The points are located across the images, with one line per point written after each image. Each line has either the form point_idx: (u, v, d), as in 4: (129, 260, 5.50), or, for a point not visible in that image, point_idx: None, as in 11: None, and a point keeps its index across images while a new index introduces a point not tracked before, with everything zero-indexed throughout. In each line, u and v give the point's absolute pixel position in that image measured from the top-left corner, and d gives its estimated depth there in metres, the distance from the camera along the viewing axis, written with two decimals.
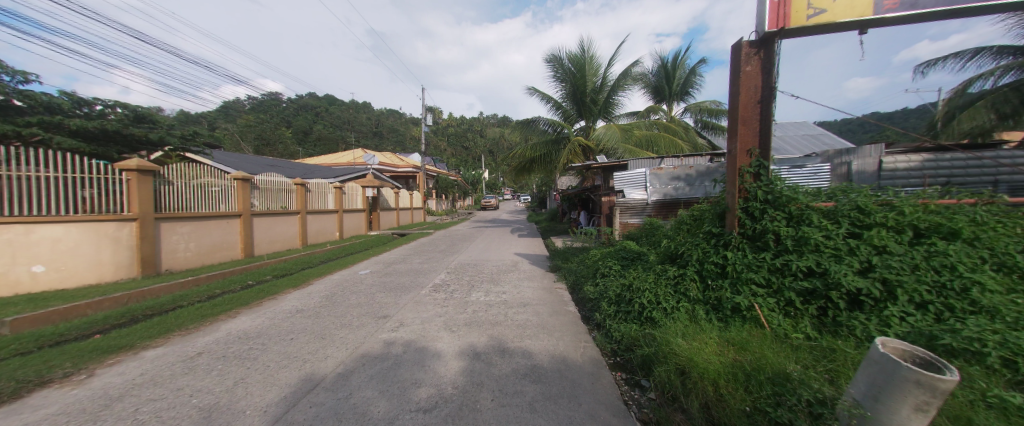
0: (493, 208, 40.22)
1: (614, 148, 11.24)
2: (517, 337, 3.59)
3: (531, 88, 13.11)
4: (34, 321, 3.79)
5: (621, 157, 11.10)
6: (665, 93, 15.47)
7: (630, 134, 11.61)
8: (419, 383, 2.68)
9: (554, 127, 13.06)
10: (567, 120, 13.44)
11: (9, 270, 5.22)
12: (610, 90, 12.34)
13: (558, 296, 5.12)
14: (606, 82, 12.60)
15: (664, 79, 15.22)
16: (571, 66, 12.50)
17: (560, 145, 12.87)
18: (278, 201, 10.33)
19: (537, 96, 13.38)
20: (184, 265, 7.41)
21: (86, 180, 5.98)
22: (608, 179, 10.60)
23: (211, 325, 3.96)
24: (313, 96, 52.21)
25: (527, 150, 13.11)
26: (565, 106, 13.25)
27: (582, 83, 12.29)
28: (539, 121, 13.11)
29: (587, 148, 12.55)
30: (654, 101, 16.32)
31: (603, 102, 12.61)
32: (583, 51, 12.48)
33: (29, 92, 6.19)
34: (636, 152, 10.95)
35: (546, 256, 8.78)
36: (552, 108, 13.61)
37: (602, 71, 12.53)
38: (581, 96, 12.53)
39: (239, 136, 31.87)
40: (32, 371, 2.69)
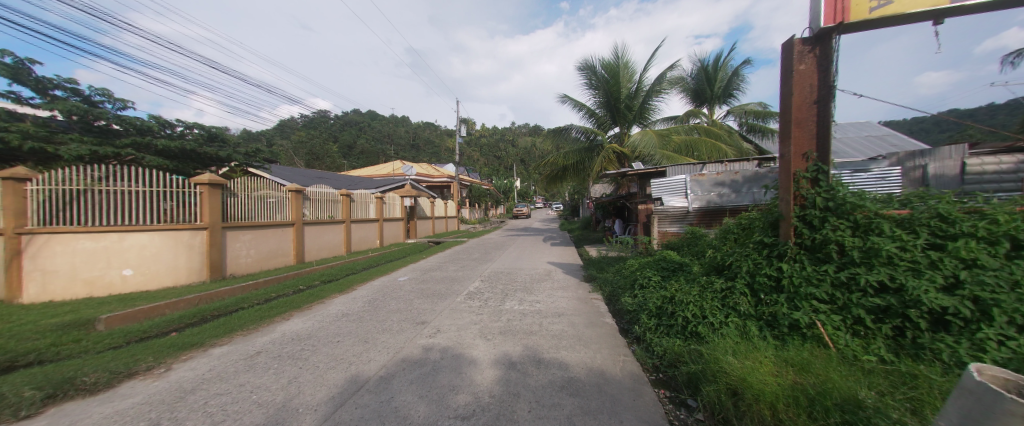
0: (525, 216, 40.33)
1: (651, 154, 10.85)
2: (552, 348, 3.52)
3: (563, 96, 13.08)
4: (125, 318, 4.29)
5: (658, 163, 10.73)
6: (705, 96, 14.86)
7: (668, 140, 11.20)
8: (456, 390, 2.71)
9: (587, 135, 12.94)
10: (600, 127, 13.31)
11: (105, 272, 6.01)
12: (647, 96, 12.06)
13: (594, 307, 4.98)
14: (641, 88, 12.35)
15: (704, 82, 14.64)
16: (604, 74, 12.36)
17: (593, 152, 12.72)
18: (326, 210, 10.99)
19: (570, 104, 13.32)
20: (246, 269, 8.06)
21: (166, 193, 6.73)
22: (645, 187, 10.28)
23: (268, 326, 4.26)
24: (357, 114, 56.05)
25: (560, 158, 13.03)
26: (598, 113, 13.12)
27: (615, 90, 12.14)
28: (571, 129, 13.00)
29: (621, 155, 12.25)
30: (693, 105, 15.72)
31: (638, 108, 12.35)
32: (617, 58, 12.33)
33: (126, 118, 7.14)
34: (674, 158, 10.54)
35: (581, 265, 8.62)
36: (584, 115, 13.52)
37: (636, 77, 12.31)
38: (615, 103, 12.36)
39: (292, 151, 34.57)
40: (123, 363, 3.04)
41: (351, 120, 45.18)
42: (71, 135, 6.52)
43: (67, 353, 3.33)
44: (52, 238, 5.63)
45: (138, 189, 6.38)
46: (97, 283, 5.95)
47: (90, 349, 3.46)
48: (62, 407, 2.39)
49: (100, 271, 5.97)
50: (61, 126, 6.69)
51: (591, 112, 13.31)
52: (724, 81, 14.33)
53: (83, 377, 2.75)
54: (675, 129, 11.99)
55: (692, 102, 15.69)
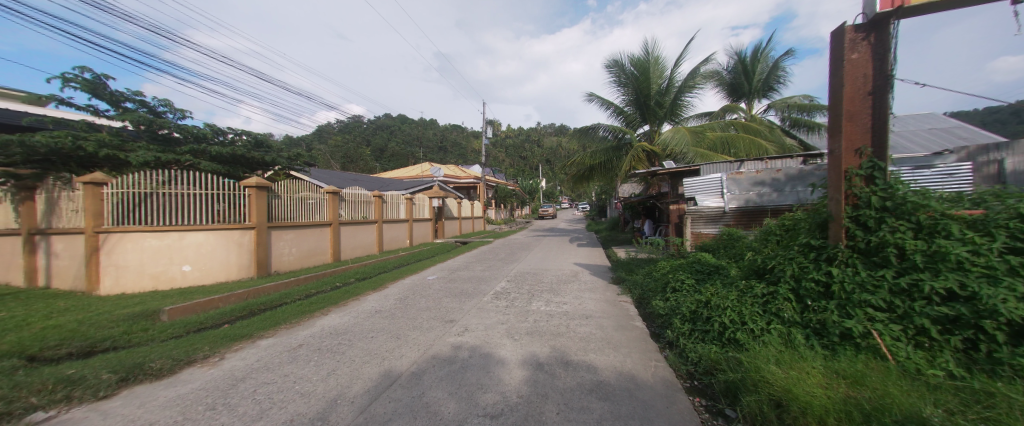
0: (551, 217, 40.06)
1: (684, 152, 10.46)
2: (580, 350, 3.47)
3: (589, 95, 12.86)
4: (185, 310, 4.70)
5: (691, 162, 10.34)
6: (742, 91, 14.13)
7: (702, 137, 10.76)
8: (485, 389, 2.74)
9: (615, 133, 12.68)
10: (629, 125, 13.02)
11: (168, 268, 6.64)
12: (678, 92, 11.68)
13: (624, 310, 4.86)
14: (672, 84, 11.98)
15: (741, 75, 13.94)
16: (633, 70, 12.06)
17: (622, 151, 12.45)
18: (360, 211, 11.46)
19: (597, 103, 13.07)
20: (289, 266, 8.57)
21: (220, 196, 7.30)
22: (676, 186, 9.86)
23: (309, 321, 4.52)
24: (388, 118, 58.25)
25: (586, 158, 12.84)
26: (626, 111, 12.82)
27: (645, 87, 11.82)
28: (598, 128, 12.75)
29: (652, 153, 11.93)
30: (729, 100, 14.99)
31: (670, 105, 11.97)
32: (647, 54, 12.00)
33: (185, 126, 7.81)
34: (708, 156, 10.11)
35: (608, 267, 8.44)
36: (612, 114, 13.25)
37: (668, 73, 11.94)
38: (645, 100, 12.03)
39: (329, 155, 36.54)
40: (183, 352, 3.33)
41: (382, 125, 47.02)
42: (139, 143, 7.21)
43: (136, 341, 3.70)
44: (125, 237, 6.35)
45: (196, 192, 6.97)
46: (161, 277, 6.58)
47: (155, 337, 3.81)
48: (133, 390, 2.65)
49: (163, 267, 6.60)
50: (132, 135, 7.44)
51: (619, 110, 13.04)
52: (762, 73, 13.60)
53: (151, 362, 3.04)
54: (709, 126, 11.47)
55: (728, 96, 15.01)
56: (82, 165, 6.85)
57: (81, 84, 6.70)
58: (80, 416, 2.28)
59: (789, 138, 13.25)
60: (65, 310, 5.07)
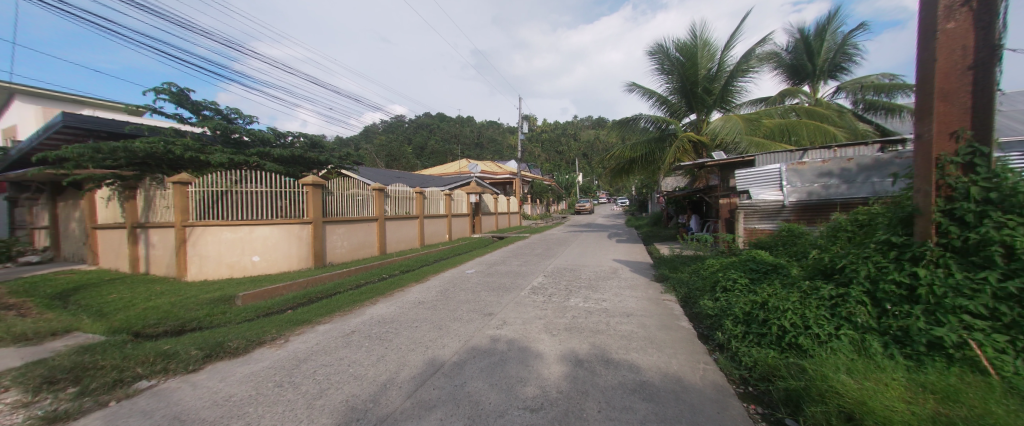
0: (588, 212, 39.15)
1: (736, 141, 9.70)
2: (621, 349, 3.38)
3: (630, 84, 12.36)
4: (256, 296, 5.24)
5: (744, 151, 9.47)
6: (805, 72, 12.83)
7: (758, 124, 9.93)
8: (525, 383, 2.76)
9: (657, 124, 12.08)
10: (673, 115, 12.38)
11: (241, 258, 7.45)
12: (730, 77, 10.90)
13: (668, 309, 4.65)
14: (722, 69, 11.21)
15: (804, 55, 12.64)
16: (679, 56, 11.39)
17: (665, 142, 11.85)
18: (404, 207, 11.97)
19: (638, 92, 12.51)
20: (341, 258, 9.21)
21: (282, 193, 7.98)
22: (726, 178, 9.13)
23: (360, 309, 4.84)
24: (427, 117, 60.39)
25: (626, 151, 12.24)
26: (671, 100, 12.19)
27: (691, 74, 11.15)
28: (639, 119, 12.15)
29: (699, 144, 11.29)
30: (790, 83, 13.67)
31: (720, 91, 11.21)
32: (695, 37, 11.27)
33: (253, 130, 8.62)
34: (764, 145, 9.23)
35: (650, 264, 8.11)
36: (654, 104, 12.67)
37: (717, 57, 11.16)
38: (691, 87, 11.37)
39: (375, 154, 38.69)
40: (255, 333, 3.72)
41: (422, 124, 48.84)
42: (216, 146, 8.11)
43: (216, 322, 4.20)
44: (206, 229, 7.27)
45: (262, 189, 7.69)
46: (235, 266, 7.42)
47: (231, 319, 4.30)
48: (215, 365, 3.01)
49: (236, 257, 7.42)
50: (210, 140, 8.39)
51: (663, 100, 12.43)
52: (830, 52, 12.25)
53: (230, 342, 3.43)
54: (765, 113, 10.54)
55: (788, 80, 13.70)
56: (171, 167, 7.85)
57: (170, 95, 7.66)
58: (176, 386, 2.63)
59: (862, 123, 11.84)
60: (160, 294, 5.86)
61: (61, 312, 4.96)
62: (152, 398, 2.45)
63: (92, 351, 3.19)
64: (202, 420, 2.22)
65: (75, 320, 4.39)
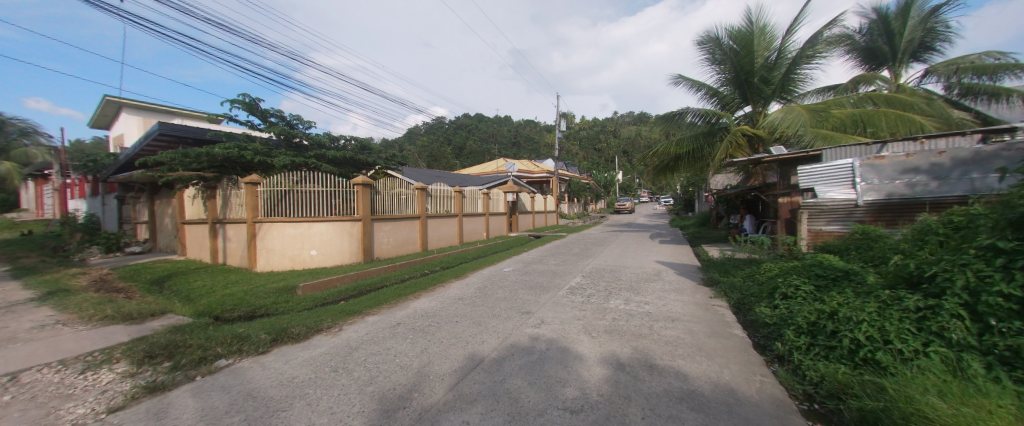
0: (628, 212, 37.76)
1: (800, 134, 8.89)
2: (667, 355, 3.22)
3: (676, 77, 11.75)
4: (314, 287, 5.69)
5: (809, 145, 8.73)
6: (884, 55, 11.45)
7: (826, 116, 9.04)
8: (564, 383, 2.73)
9: (706, 118, 11.31)
10: (725, 108, 11.70)
11: (301, 252, 8.13)
12: (791, 65, 10.02)
13: (718, 315, 4.36)
14: (783, 56, 10.32)
15: (883, 36, 11.27)
16: (732, 45, 10.64)
17: (715, 137, 11.21)
18: (444, 205, 12.33)
19: (685, 85, 11.87)
20: (387, 254, 9.69)
21: (335, 193, 8.56)
22: (786, 175, 8.40)
23: (405, 303, 5.07)
24: (465, 118, 62.06)
25: (672, 147, 11.53)
26: (721, 92, 11.57)
27: (746, 63, 10.38)
28: (686, 112, 11.47)
29: (755, 138, 10.53)
30: (864, 70, 12.27)
31: (780, 81, 10.35)
32: (750, 24, 10.46)
33: (312, 134, 9.35)
34: (833, 138, 8.44)
35: (697, 267, 7.67)
36: (703, 96, 11.99)
37: (776, 44, 10.31)
38: (746, 78, 10.61)
39: (418, 155, 40.47)
40: (313, 322, 4.03)
41: (461, 125, 50.20)
42: (280, 150, 8.92)
43: (280, 310, 4.61)
44: (272, 226, 8.03)
45: (318, 189, 8.32)
46: (296, 260, 8.13)
47: (293, 308, 4.70)
48: (281, 349, 3.31)
49: (297, 251, 8.12)
50: (275, 144, 9.22)
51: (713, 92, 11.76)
52: (917, 31, 10.66)
53: (293, 329, 3.75)
54: (834, 102, 9.52)
55: (865, 65, 12.17)
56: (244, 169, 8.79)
57: (243, 105, 8.53)
58: (248, 365, 2.93)
59: (957, 111, 10.36)
60: (235, 282, 6.58)
61: (157, 295, 5.74)
62: (230, 375, 2.75)
63: (182, 330, 3.65)
64: (270, 398, 2.45)
65: (169, 303, 5.06)
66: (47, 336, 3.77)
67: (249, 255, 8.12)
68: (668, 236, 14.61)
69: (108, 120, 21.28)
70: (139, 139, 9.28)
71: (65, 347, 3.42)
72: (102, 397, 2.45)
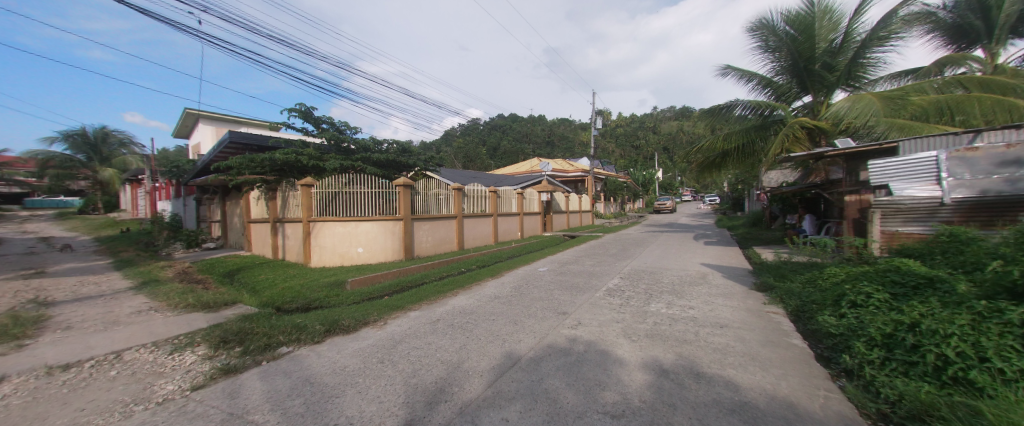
0: (668, 211, 36.08)
1: (869, 125, 8.08)
2: (714, 363, 3.05)
3: (723, 68, 11.06)
4: (362, 282, 6.05)
5: (883, 136, 7.98)
6: (978, 33, 10.10)
7: (903, 103, 8.06)
8: (604, 387, 2.67)
9: (756, 110, 10.47)
10: (780, 99, 10.86)
11: (349, 249, 8.70)
12: (860, 49, 9.09)
13: (774, 323, 4.04)
14: (850, 39, 9.41)
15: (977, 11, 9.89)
16: (789, 30, 9.83)
17: (769, 132, 10.49)
18: (480, 205, 12.55)
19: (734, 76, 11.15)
20: (427, 252, 10.04)
21: (378, 193, 9.01)
22: (853, 170, 7.55)
23: (444, 300, 5.22)
24: (499, 119, 62.93)
25: (718, 142, 10.90)
26: (776, 82, 10.76)
27: (805, 49, 9.56)
28: (734, 105, 10.68)
29: (816, 130, 9.65)
30: (951, 50, 10.91)
31: (845, 67, 9.45)
32: (811, 5, 9.58)
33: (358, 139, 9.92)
34: (912, 128, 7.61)
35: (747, 270, 7.18)
36: (754, 87, 11.21)
37: (843, 26, 9.38)
38: (806, 65, 9.77)
39: (454, 156, 41.67)
40: (361, 315, 4.28)
41: (495, 125, 51.02)
42: (330, 154, 9.58)
43: (332, 302, 4.95)
44: (324, 225, 8.70)
45: (363, 190, 8.84)
46: (344, 256, 8.72)
47: (344, 301, 5.02)
48: (333, 339, 3.55)
49: (346, 248, 8.71)
50: (327, 149, 9.91)
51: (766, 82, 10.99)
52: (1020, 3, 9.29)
53: (344, 321, 4.00)
54: (913, 88, 8.46)
55: (948, 44, 10.90)
56: (300, 173, 9.53)
57: (299, 113, 9.24)
58: (306, 353, 3.18)
59: None
60: (292, 276, 7.18)
61: (228, 287, 6.41)
62: (290, 362, 2.99)
63: (249, 319, 4.04)
64: (326, 384, 2.64)
65: (238, 294, 5.63)
66: (142, 320, 4.35)
67: (304, 251, 8.84)
68: (714, 237, 13.76)
69: (187, 131, 24.08)
70: (213, 147, 10.40)
71: (156, 330, 3.91)
72: (186, 376, 2.78)
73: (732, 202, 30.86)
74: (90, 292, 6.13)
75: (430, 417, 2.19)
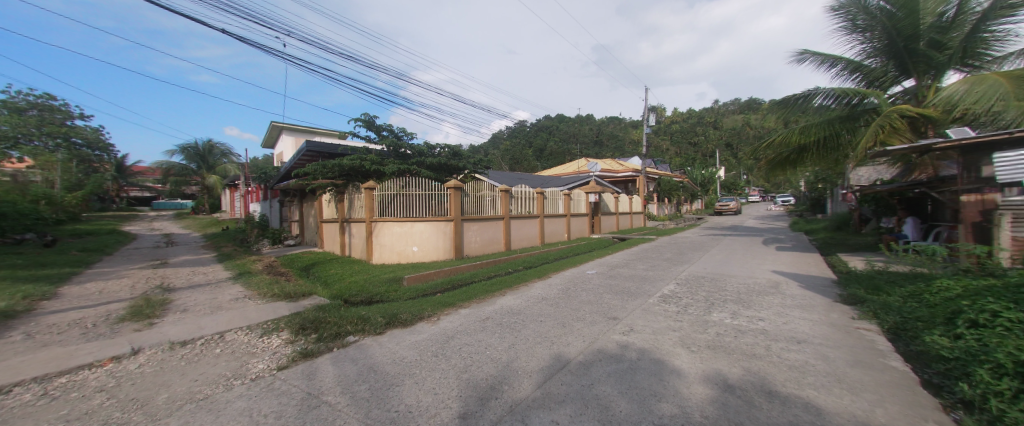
0: (731, 213, 33.10)
1: (994, 110, 6.77)
2: (790, 381, 2.74)
3: (798, 54, 9.93)
4: (417, 278, 6.41)
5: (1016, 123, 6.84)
6: None
7: None
8: (660, 398, 2.54)
9: (839, 98, 9.28)
10: (872, 85, 9.54)
11: (405, 247, 9.30)
12: (981, 21, 7.64)
13: (866, 341, 3.52)
14: (968, 10, 7.92)
15: None
16: (886, 5, 8.47)
17: (858, 123, 9.20)
18: (527, 206, 12.60)
19: (812, 62, 9.95)
20: (475, 252, 10.34)
21: (430, 195, 9.47)
22: (972, 165, 6.12)
23: (493, 299, 5.33)
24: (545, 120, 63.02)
25: (790, 136, 9.80)
26: (867, 66, 9.44)
27: (906, 27, 8.23)
28: (814, 94, 9.52)
29: (920, 119, 8.26)
30: None
31: (961, 44, 8.02)
32: None
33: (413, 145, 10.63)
34: None
35: (828, 280, 6.35)
36: (839, 72, 9.93)
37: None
38: (907, 45, 8.41)
39: (501, 158, 42.51)
40: (418, 310, 4.54)
41: (541, 126, 51.11)
42: (389, 159, 10.38)
43: (393, 297, 5.32)
44: (384, 224, 9.38)
45: (418, 193, 9.38)
46: (401, 254, 9.32)
47: (403, 296, 5.37)
48: (393, 331, 3.82)
49: (403, 246, 9.32)
50: (387, 154, 10.74)
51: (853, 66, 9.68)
52: None
53: (403, 315, 4.28)
54: None
55: None
56: (363, 177, 10.42)
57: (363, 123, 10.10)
58: (370, 343, 3.45)
59: None
60: (357, 271, 7.86)
61: (305, 280, 7.21)
62: (357, 350, 3.27)
63: (323, 308, 4.50)
64: (389, 372, 2.87)
65: (313, 286, 6.31)
66: (238, 306, 5.05)
67: (366, 248, 9.62)
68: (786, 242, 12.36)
69: (272, 141, 27.48)
70: (293, 156, 11.76)
71: (248, 315, 4.52)
72: (273, 357, 3.17)
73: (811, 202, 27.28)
74: (199, 280, 7.27)
75: (483, 413, 2.25)
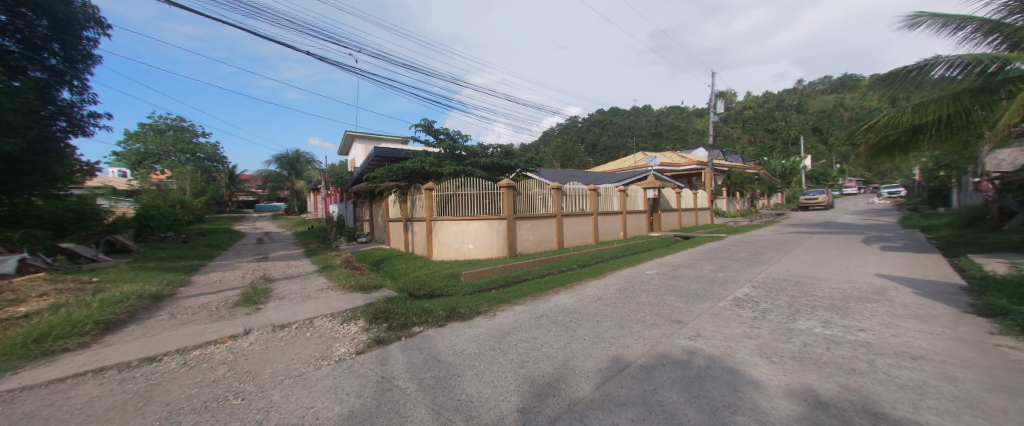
0: (820, 208, 28.87)
1: None
2: (903, 404, 2.32)
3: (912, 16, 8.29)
4: (475, 275, 6.68)
5: None
6: None
7: None
8: (734, 410, 2.33)
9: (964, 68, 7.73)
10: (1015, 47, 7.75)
11: (462, 245, 9.72)
12: None
13: (1014, 362, 2.84)
14: None
15: None
16: None
17: (995, 95, 7.49)
18: (579, 204, 12.34)
19: (930, 24, 8.25)
20: (528, 249, 10.42)
21: (484, 194, 9.77)
22: None
23: (548, 297, 5.33)
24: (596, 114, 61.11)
25: (897, 116, 8.27)
26: (1009, 24, 7.69)
27: None
28: (931, 65, 7.97)
29: None
30: None
31: None
32: None
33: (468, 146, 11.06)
34: None
35: (955, 286, 5.25)
36: (966, 35, 8.21)
37: None
38: None
39: (553, 155, 42.16)
40: (476, 305, 4.73)
41: (593, 121, 49.65)
42: (446, 161, 10.97)
43: (454, 292, 5.61)
44: (442, 223, 9.91)
45: (472, 192, 9.74)
46: (458, 252, 9.77)
47: (463, 291, 5.64)
48: (453, 324, 4.02)
49: (459, 244, 9.74)
50: (444, 156, 11.35)
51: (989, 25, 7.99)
52: None
53: (464, 309, 4.49)
54: None
55: None
56: (422, 179, 11.14)
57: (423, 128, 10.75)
58: (433, 334, 3.68)
59: None
60: (420, 267, 8.44)
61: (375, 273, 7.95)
62: (422, 340, 3.52)
63: (392, 300, 4.91)
64: (451, 362, 3.03)
65: (383, 279, 6.94)
66: (320, 296, 5.73)
67: (427, 246, 10.25)
68: (892, 240, 10.47)
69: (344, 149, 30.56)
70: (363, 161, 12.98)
71: (329, 304, 5.11)
72: (352, 342, 3.55)
73: (930, 193, 22.59)
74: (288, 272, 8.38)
75: (541, 408, 2.27)
